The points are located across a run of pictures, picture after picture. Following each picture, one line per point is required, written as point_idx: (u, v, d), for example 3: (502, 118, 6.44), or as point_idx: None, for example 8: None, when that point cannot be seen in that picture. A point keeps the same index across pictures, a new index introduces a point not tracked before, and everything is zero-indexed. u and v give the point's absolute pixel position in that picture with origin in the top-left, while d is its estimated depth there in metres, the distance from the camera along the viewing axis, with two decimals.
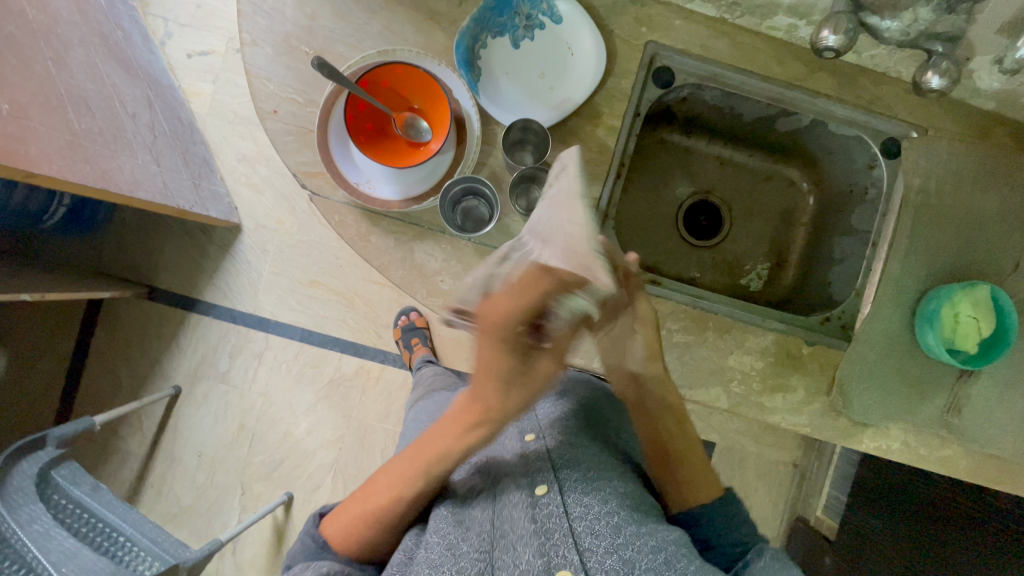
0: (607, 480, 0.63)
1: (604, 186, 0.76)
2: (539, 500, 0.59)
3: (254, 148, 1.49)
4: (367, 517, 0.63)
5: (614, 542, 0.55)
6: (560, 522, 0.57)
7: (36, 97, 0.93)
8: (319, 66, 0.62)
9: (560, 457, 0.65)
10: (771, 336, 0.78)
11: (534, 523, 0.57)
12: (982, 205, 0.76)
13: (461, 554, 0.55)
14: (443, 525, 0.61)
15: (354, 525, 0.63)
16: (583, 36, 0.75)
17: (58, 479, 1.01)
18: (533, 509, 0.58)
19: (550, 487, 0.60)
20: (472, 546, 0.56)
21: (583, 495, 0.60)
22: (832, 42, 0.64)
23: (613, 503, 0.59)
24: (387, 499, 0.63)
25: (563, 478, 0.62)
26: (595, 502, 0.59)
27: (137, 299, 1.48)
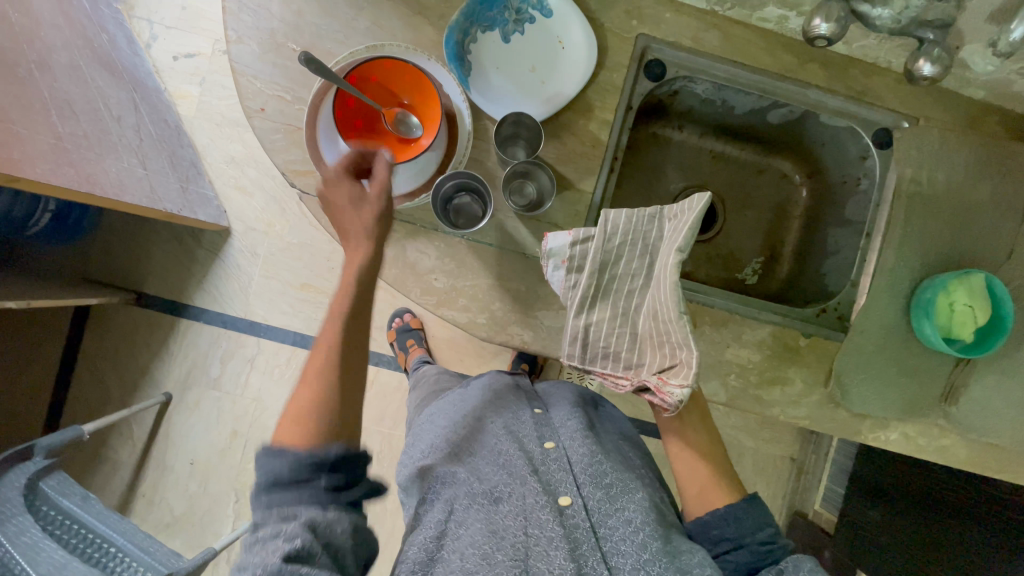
0: (628, 491, 0.62)
1: (598, 180, 0.75)
2: (564, 510, 0.59)
3: (242, 150, 1.47)
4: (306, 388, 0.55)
5: (641, 558, 0.55)
6: (588, 535, 0.57)
7: (17, 100, 0.91)
8: (305, 61, 0.61)
9: (578, 465, 0.64)
10: (768, 329, 0.77)
11: (563, 530, 0.56)
12: (975, 193, 0.76)
13: (495, 562, 0.54)
14: (473, 530, 0.58)
15: (294, 409, 0.53)
16: (573, 30, 0.74)
17: (48, 489, 0.99)
18: (559, 518, 0.57)
19: (573, 498, 0.60)
20: (506, 554, 0.54)
21: (608, 508, 0.60)
22: (823, 31, 0.63)
23: (637, 517, 0.59)
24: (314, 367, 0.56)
25: (585, 490, 0.61)
26: (619, 517, 0.59)
27: (126, 306, 1.45)
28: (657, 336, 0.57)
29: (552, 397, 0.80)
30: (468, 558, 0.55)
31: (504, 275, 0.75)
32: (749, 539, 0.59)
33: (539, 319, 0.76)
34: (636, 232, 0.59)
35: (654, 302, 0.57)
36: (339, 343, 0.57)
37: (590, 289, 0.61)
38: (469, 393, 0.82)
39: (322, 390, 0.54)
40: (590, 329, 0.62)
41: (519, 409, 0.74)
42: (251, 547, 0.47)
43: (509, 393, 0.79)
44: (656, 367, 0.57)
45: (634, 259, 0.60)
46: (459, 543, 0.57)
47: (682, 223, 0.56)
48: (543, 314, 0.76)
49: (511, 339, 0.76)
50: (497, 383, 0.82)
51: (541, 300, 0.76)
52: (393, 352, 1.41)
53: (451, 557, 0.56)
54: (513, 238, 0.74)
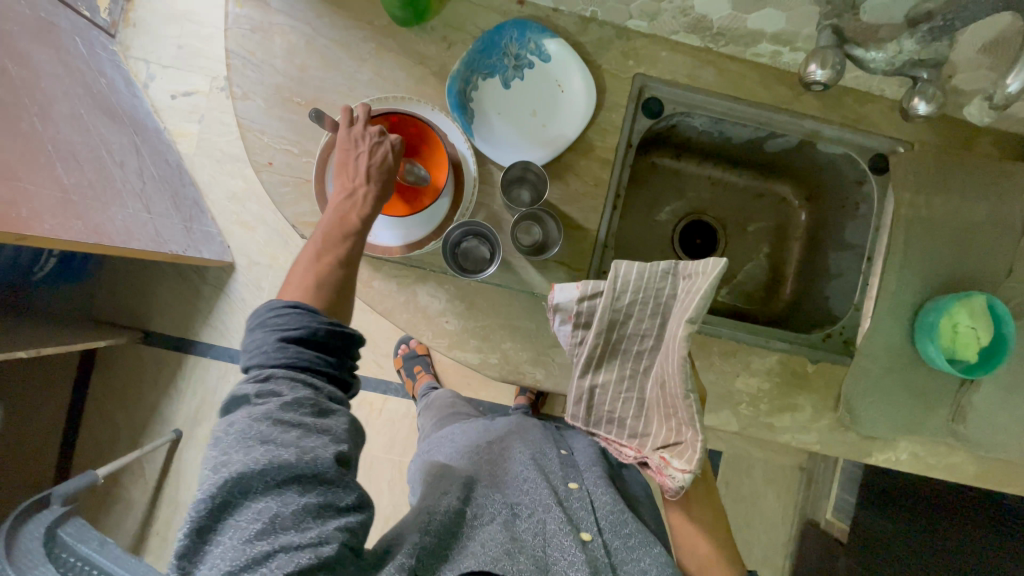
0: (646, 544, 0.63)
1: (602, 218, 0.76)
2: (586, 543, 0.60)
3: (243, 185, 1.49)
4: (322, 267, 0.62)
5: None
6: (607, 567, 0.58)
7: (23, 156, 0.92)
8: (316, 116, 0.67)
9: (600, 510, 0.65)
10: (776, 356, 0.78)
11: (584, 556, 0.57)
12: (973, 215, 0.78)
13: (517, 563, 0.55)
14: (495, 532, 0.59)
15: (308, 284, 0.60)
16: (573, 74, 0.76)
17: (65, 538, 1.00)
18: (582, 546, 0.58)
19: (594, 534, 0.61)
20: (526, 557, 0.56)
21: (625, 555, 0.61)
22: (819, 76, 0.64)
23: (652, 568, 0.60)
24: (328, 254, 0.63)
25: (605, 535, 0.63)
26: (636, 565, 0.60)
27: (134, 345, 1.46)
28: (665, 406, 0.58)
29: (575, 441, 0.81)
30: (490, 549, 0.56)
31: (514, 316, 0.76)
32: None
33: (551, 357, 0.77)
34: (648, 289, 0.60)
35: (663, 369, 0.58)
36: (344, 247, 0.64)
37: (596, 348, 0.63)
38: (495, 425, 0.85)
39: (323, 277, 0.61)
40: (595, 389, 0.64)
41: (546, 447, 0.76)
42: (290, 429, 0.48)
43: (542, 430, 0.82)
44: (661, 442, 0.58)
45: (646, 317, 0.61)
46: (479, 540, 0.58)
47: (696, 287, 0.56)
48: (555, 351, 0.77)
49: (523, 378, 0.77)
50: (524, 421, 0.86)
51: (552, 338, 0.77)
52: (400, 379, 1.42)
53: (473, 540, 0.58)
54: (523, 278, 0.75)
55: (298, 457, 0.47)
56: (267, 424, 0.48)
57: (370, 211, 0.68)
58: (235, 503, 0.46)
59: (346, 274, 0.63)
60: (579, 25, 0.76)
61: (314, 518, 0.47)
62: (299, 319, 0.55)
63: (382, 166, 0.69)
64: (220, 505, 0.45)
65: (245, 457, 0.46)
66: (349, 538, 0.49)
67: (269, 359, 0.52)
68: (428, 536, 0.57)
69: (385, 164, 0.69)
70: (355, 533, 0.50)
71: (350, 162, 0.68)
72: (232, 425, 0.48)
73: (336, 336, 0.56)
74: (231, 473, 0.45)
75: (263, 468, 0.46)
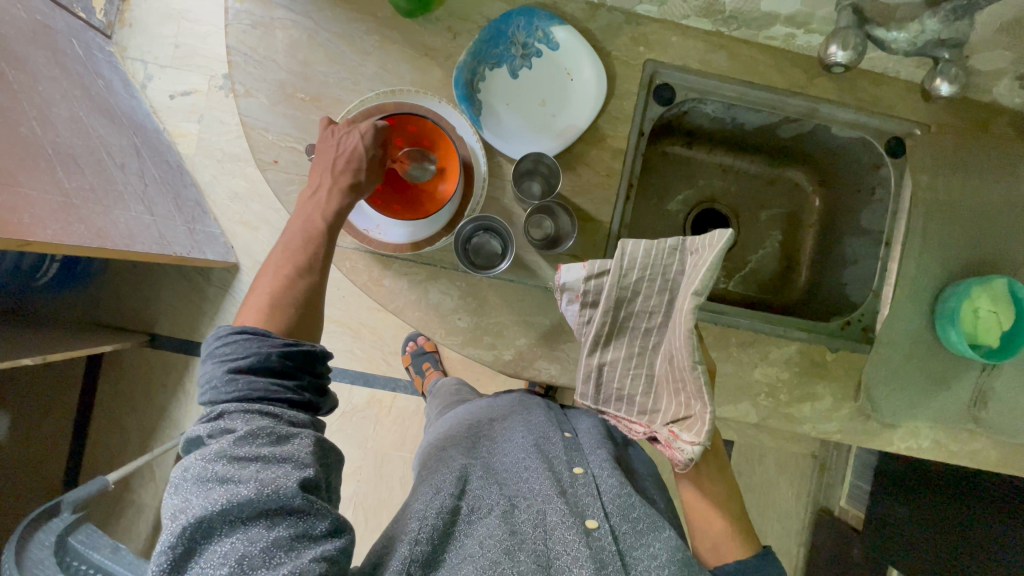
0: (655, 528, 0.62)
1: (615, 209, 0.75)
2: (591, 532, 0.59)
3: (245, 185, 1.47)
4: (282, 281, 0.60)
5: None
6: (614, 557, 0.56)
7: (23, 161, 0.91)
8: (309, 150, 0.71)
9: (606, 495, 0.64)
10: (795, 346, 0.77)
11: (588, 550, 0.56)
12: (992, 196, 0.76)
13: (517, 561, 0.54)
14: (493, 526, 0.58)
15: (264, 303, 0.58)
16: (582, 62, 0.74)
17: (77, 545, 1.00)
18: (586, 538, 0.57)
19: (601, 521, 0.60)
20: (528, 555, 0.55)
21: (633, 541, 0.60)
22: (840, 58, 0.62)
23: (661, 552, 0.58)
24: (289, 265, 0.61)
25: (613, 520, 0.62)
26: (645, 551, 0.58)
27: (140, 348, 1.45)
28: (674, 380, 0.57)
29: (581, 424, 0.81)
30: (489, 550, 0.54)
31: (526, 311, 0.75)
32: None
33: (565, 352, 0.76)
34: (656, 265, 0.58)
35: (671, 345, 0.57)
36: (309, 254, 0.63)
37: (604, 326, 0.62)
38: (499, 408, 0.83)
39: (285, 294, 0.60)
40: (604, 367, 0.64)
41: (549, 431, 0.74)
42: (247, 464, 0.47)
43: (544, 414, 0.80)
44: (671, 417, 0.57)
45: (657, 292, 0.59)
46: (477, 537, 0.57)
47: (702, 261, 0.55)
48: (570, 346, 0.76)
49: (538, 374, 0.75)
50: (527, 402, 0.85)
51: (566, 333, 0.75)
52: (410, 377, 1.41)
53: (469, 542, 0.57)
54: (535, 272, 0.74)
55: (257, 491, 0.45)
56: (222, 463, 0.46)
57: (339, 208, 0.65)
58: (200, 548, 0.44)
59: (307, 287, 0.61)
60: (587, 12, 0.75)
61: (287, 551, 0.45)
62: (247, 346, 0.54)
63: (353, 156, 0.66)
64: (184, 553, 0.44)
65: (202, 500, 0.44)
66: (328, 567, 0.46)
67: (220, 393, 0.51)
68: (419, 544, 0.55)
69: (355, 155, 0.66)
70: (336, 560, 0.47)
71: (322, 157, 0.66)
72: (187, 471, 0.47)
73: (291, 359, 0.55)
74: (190, 518, 0.44)
75: (221, 509, 0.44)
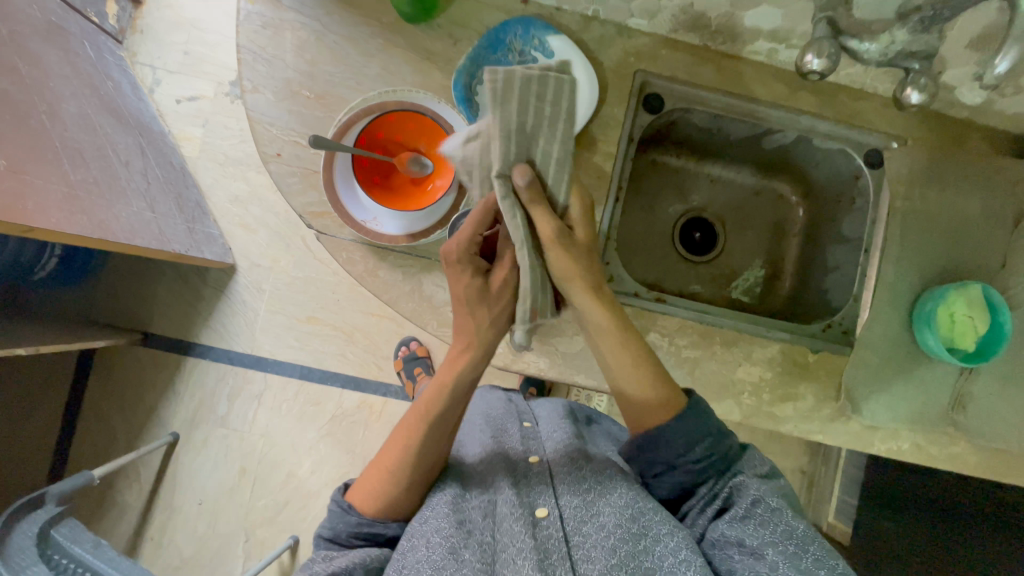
0: (604, 494, 0.65)
1: (604, 210, 0.78)
2: (539, 521, 0.63)
3: (246, 188, 1.50)
4: (376, 471, 0.67)
5: (610, 563, 0.58)
6: (559, 544, 0.61)
7: (33, 152, 0.93)
8: (315, 143, 0.64)
9: (560, 483, 0.68)
10: (777, 346, 0.79)
11: (534, 541, 0.60)
12: (965, 207, 0.80)
13: (461, 560, 0.58)
14: (442, 519, 0.62)
15: (381, 494, 0.66)
16: (576, 70, 0.77)
17: (59, 538, 1.02)
18: (533, 529, 0.62)
19: (550, 509, 0.64)
20: (473, 553, 0.59)
21: (581, 517, 0.63)
22: (816, 65, 0.64)
23: (609, 522, 0.62)
24: (401, 465, 0.66)
25: (563, 501, 0.66)
26: (594, 523, 0.62)
27: (132, 346, 1.47)
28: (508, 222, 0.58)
29: (543, 413, 0.87)
30: (434, 553, 0.58)
31: None
32: (678, 457, 0.63)
33: (554, 347, 0.77)
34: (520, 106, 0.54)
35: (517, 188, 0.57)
36: (424, 444, 0.66)
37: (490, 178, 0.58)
38: (491, 408, 0.88)
39: (397, 487, 0.66)
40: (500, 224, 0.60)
41: (509, 424, 0.82)
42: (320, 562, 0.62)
43: (508, 411, 0.87)
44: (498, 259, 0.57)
45: (501, 146, 0.56)
46: (426, 530, 0.61)
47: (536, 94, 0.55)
48: (558, 341, 0.77)
49: (527, 367, 0.77)
50: (493, 401, 0.91)
51: (556, 328, 0.77)
52: (400, 382, 1.43)
53: (417, 545, 0.60)
54: None
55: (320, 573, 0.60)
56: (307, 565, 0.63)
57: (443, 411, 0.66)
58: None
59: (411, 485, 0.66)
60: (581, 23, 0.79)
61: None
62: (333, 517, 0.66)
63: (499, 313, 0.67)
64: None
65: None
66: None
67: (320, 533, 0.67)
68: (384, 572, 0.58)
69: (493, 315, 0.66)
70: None
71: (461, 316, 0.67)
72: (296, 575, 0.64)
73: (366, 537, 0.65)
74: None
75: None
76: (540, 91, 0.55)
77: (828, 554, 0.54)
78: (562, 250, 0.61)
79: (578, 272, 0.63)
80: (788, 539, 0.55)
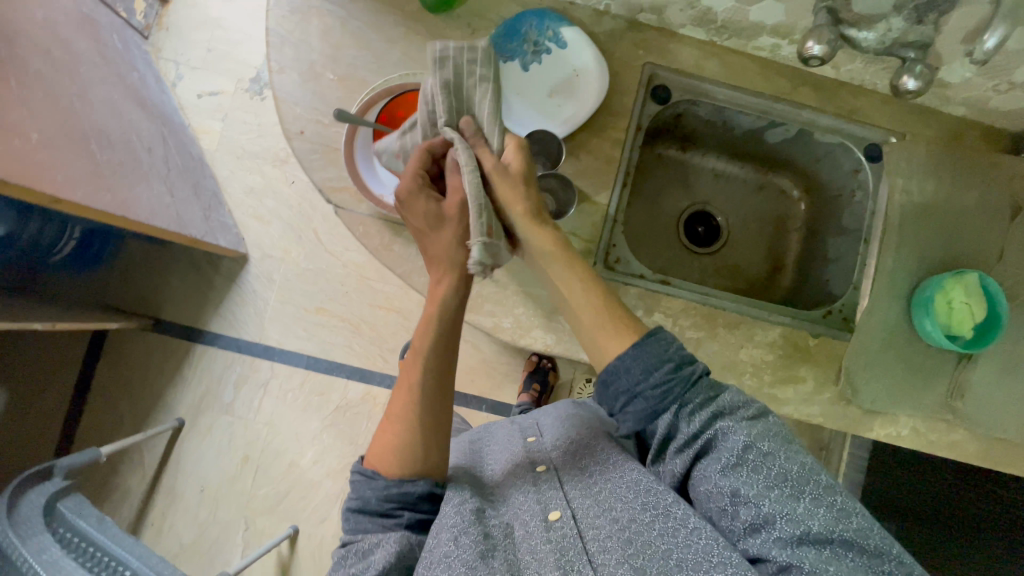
0: (613, 487, 0.62)
1: (612, 193, 0.81)
2: (553, 524, 0.60)
3: (260, 180, 1.54)
4: (387, 427, 0.71)
5: (625, 552, 0.54)
6: (575, 542, 0.58)
7: (63, 131, 0.97)
8: (339, 117, 0.67)
9: (568, 483, 0.66)
10: (779, 329, 0.81)
11: (550, 544, 0.58)
12: (962, 200, 0.83)
13: (489, 565, 0.56)
14: (462, 525, 0.60)
15: (389, 446, 0.69)
16: (586, 60, 0.80)
17: (64, 512, 1.03)
18: (546, 532, 0.59)
19: (562, 511, 0.62)
20: (499, 561, 0.57)
21: (592, 513, 0.60)
22: (816, 52, 0.68)
23: (624, 516, 0.58)
24: (394, 412, 0.71)
25: (575, 504, 0.63)
26: (607, 516, 0.59)
27: (142, 331, 1.49)
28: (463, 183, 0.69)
29: (547, 420, 0.85)
30: (461, 553, 0.57)
31: (526, 282, 0.80)
32: (642, 387, 0.59)
33: (561, 325, 0.80)
34: (450, 90, 0.67)
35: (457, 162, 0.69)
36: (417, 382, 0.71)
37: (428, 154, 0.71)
38: (498, 434, 0.87)
39: (401, 432, 0.69)
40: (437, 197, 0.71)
41: (513, 445, 0.80)
42: (355, 548, 0.63)
43: (510, 433, 0.85)
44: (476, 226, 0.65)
45: (441, 109, 0.67)
46: (444, 532, 0.60)
47: (465, 74, 0.67)
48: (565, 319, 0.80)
49: (534, 343, 0.79)
50: (494, 429, 0.90)
51: None
52: None
53: (442, 540, 0.59)
54: None
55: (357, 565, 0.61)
56: (345, 547, 0.64)
57: (432, 339, 0.71)
58: None
59: (408, 423, 0.69)
60: (593, 17, 0.83)
61: None
62: (359, 489, 0.67)
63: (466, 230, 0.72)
64: None
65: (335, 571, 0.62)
66: None
67: (349, 503, 0.68)
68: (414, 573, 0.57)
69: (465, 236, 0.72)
70: None
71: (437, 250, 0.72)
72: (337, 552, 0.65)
73: (393, 501, 0.66)
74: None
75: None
76: (469, 58, 0.67)
77: (824, 490, 0.52)
78: (499, 176, 0.67)
79: (516, 197, 0.67)
80: (780, 483, 0.51)
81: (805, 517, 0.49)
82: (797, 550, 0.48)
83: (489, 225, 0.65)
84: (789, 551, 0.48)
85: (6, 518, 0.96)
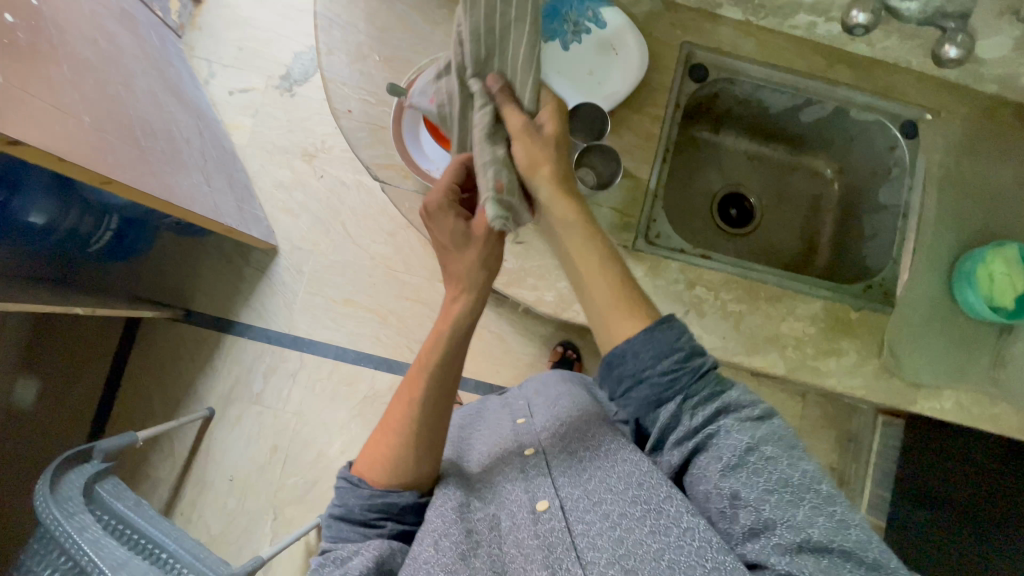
0: (599, 474, 0.63)
1: (652, 168, 0.82)
2: (541, 515, 0.62)
3: (290, 175, 1.57)
4: (381, 437, 0.69)
5: (615, 552, 0.55)
6: (563, 537, 0.59)
7: (111, 117, 1.00)
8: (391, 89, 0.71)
9: (558, 470, 0.66)
10: (819, 302, 0.81)
11: (538, 540, 0.60)
12: (997, 175, 0.84)
13: (470, 566, 0.58)
14: (449, 526, 0.62)
15: (383, 459, 0.68)
16: (627, 38, 0.82)
17: (103, 494, 1.04)
18: (534, 526, 0.61)
19: (551, 501, 0.63)
20: (481, 561, 0.59)
21: (580, 506, 0.61)
22: (861, 19, 0.75)
23: (612, 510, 0.59)
24: (393, 425, 0.69)
25: (563, 492, 0.64)
26: (596, 511, 0.60)
27: (174, 322, 1.51)
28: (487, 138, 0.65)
29: (545, 395, 0.84)
30: (443, 555, 0.59)
31: None
32: (648, 373, 0.57)
33: None
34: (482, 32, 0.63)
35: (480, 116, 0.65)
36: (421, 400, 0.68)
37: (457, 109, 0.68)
38: (492, 415, 0.88)
39: (395, 448, 0.67)
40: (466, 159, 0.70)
41: (505, 427, 0.80)
42: (335, 553, 0.62)
43: (501, 415, 0.86)
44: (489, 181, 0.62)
45: (471, 52, 0.64)
46: (431, 532, 0.62)
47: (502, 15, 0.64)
48: None
49: (577, 316, 0.81)
50: (488, 408, 0.91)
51: None
52: None
53: (425, 545, 0.61)
54: None
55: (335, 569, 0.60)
56: (324, 553, 0.64)
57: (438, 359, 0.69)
58: None
59: (405, 440, 0.67)
60: None
61: None
62: (343, 496, 0.67)
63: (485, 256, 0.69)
64: None
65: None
66: None
67: (331, 510, 0.68)
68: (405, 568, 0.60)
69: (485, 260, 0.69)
70: None
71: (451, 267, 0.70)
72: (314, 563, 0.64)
73: (376, 511, 0.66)
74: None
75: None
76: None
77: (826, 500, 0.50)
78: (527, 138, 0.64)
79: (544, 159, 0.64)
80: (784, 489, 0.50)
81: (805, 526, 0.48)
82: (797, 558, 0.47)
83: (497, 180, 0.62)
84: (789, 559, 0.47)
85: (51, 494, 0.97)
